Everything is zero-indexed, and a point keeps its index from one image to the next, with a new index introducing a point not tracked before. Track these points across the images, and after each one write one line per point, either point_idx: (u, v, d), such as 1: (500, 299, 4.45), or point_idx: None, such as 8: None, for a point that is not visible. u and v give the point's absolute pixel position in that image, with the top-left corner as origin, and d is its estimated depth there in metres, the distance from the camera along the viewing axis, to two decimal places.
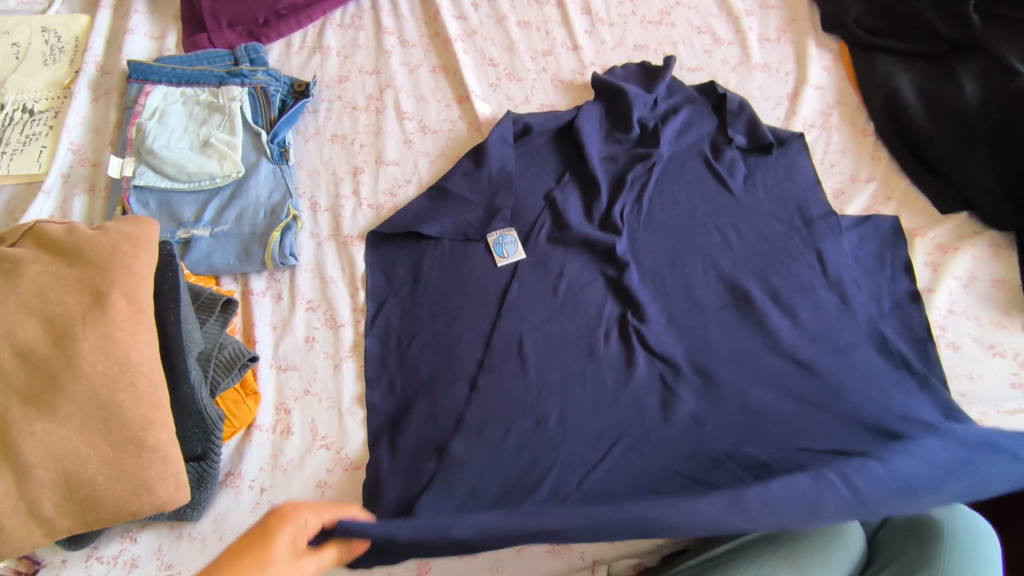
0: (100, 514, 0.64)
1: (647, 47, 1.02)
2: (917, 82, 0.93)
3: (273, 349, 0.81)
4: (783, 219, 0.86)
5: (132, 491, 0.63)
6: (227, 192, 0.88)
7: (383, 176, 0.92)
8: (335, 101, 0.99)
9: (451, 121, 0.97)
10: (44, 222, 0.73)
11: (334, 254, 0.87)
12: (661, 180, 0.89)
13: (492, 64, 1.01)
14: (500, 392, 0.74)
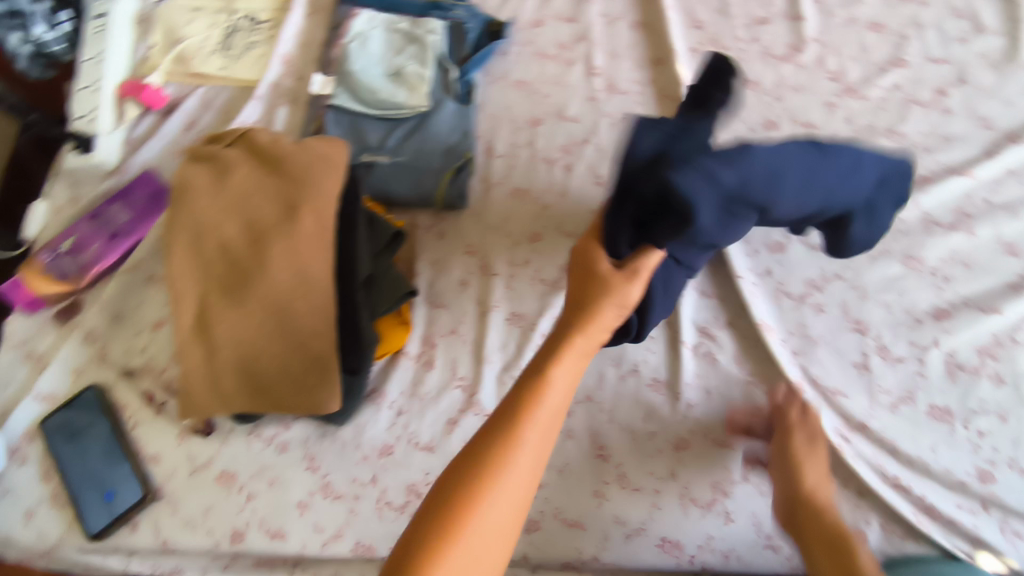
0: (266, 403, 0.72)
1: (883, 28, 0.90)
2: None
3: (430, 285, 0.84)
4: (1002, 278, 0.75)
5: (297, 390, 0.70)
6: (412, 124, 0.89)
7: (561, 131, 0.90)
8: (527, 46, 0.96)
9: (642, 83, 0.91)
10: (256, 129, 0.79)
11: (500, 202, 0.87)
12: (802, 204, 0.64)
13: (697, 27, 0.94)
14: (620, 404, 0.76)
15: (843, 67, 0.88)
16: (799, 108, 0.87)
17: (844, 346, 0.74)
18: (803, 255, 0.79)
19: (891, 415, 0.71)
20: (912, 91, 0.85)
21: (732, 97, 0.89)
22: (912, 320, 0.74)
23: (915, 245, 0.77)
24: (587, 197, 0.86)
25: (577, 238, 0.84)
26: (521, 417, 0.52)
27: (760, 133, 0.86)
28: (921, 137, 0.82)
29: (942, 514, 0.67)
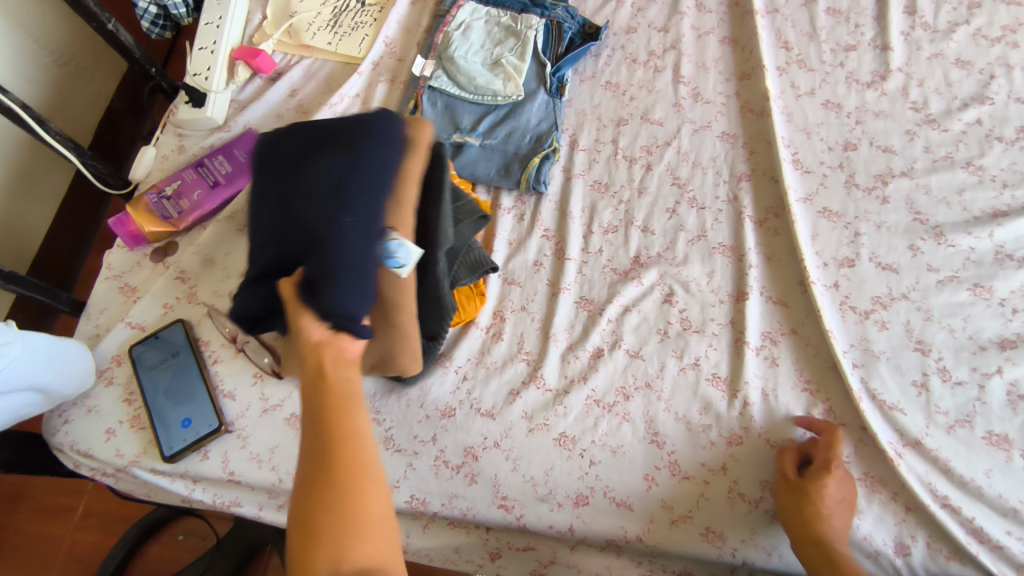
0: None
1: (971, 65, 0.92)
2: None
3: (505, 262, 0.88)
4: None
5: (381, 355, 0.75)
6: (504, 111, 0.95)
7: (644, 132, 0.94)
8: (618, 50, 1.01)
9: (727, 95, 0.95)
10: None
11: (579, 193, 0.91)
12: (361, 244, 0.59)
13: (785, 47, 0.97)
14: (678, 394, 0.78)
15: (926, 99, 0.91)
16: (879, 134, 0.90)
17: (906, 364, 0.76)
18: (872, 272, 0.81)
19: (946, 435, 0.72)
20: (995, 128, 0.87)
21: (813, 116, 0.92)
22: (976, 347, 0.75)
23: (986, 275, 0.79)
24: (664, 196, 0.89)
25: (651, 233, 0.87)
26: (330, 407, 0.48)
27: (838, 153, 0.89)
28: (999, 173, 0.84)
29: (991, 538, 0.67)
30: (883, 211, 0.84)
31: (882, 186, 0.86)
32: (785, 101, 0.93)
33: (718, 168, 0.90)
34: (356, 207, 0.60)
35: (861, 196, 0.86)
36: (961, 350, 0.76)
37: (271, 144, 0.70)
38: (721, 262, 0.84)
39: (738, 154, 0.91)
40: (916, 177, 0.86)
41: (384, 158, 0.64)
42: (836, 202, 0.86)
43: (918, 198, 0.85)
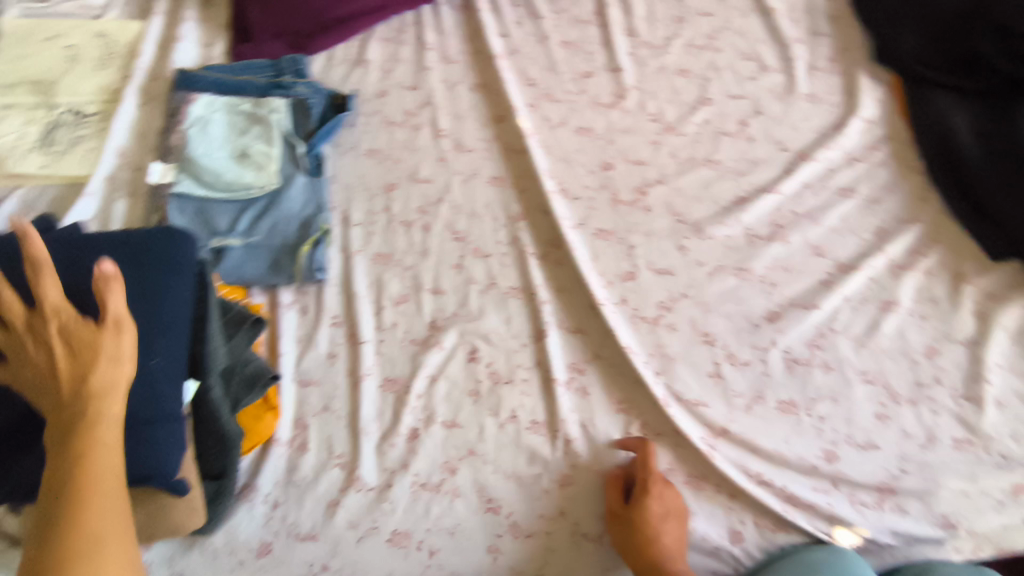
0: None
1: (690, 72, 1.00)
2: (972, 122, 0.90)
3: (296, 364, 0.81)
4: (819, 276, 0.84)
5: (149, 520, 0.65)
6: (262, 204, 0.88)
7: (416, 194, 0.92)
8: (374, 116, 0.99)
9: (487, 140, 0.96)
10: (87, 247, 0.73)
11: (362, 270, 0.87)
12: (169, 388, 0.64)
13: (531, 84, 1.00)
14: (503, 453, 0.76)
15: (662, 109, 0.97)
16: (630, 149, 0.94)
17: (698, 360, 0.80)
18: (651, 279, 0.85)
19: (747, 416, 0.76)
20: (721, 125, 0.96)
21: (570, 144, 0.95)
22: (752, 326, 0.81)
23: (743, 258, 0.85)
24: (447, 254, 0.88)
25: (443, 294, 0.85)
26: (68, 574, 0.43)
27: (598, 175, 0.92)
28: (733, 164, 0.92)
29: (802, 501, 0.72)
30: (648, 221, 0.88)
31: (643, 198, 0.90)
32: (541, 135, 0.96)
33: (493, 214, 0.91)
34: (165, 347, 0.64)
35: (627, 211, 0.89)
36: (739, 330, 0.81)
37: (11, 275, 0.64)
38: (516, 306, 0.84)
39: (509, 196, 0.92)
40: (670, 183, 0.91)
41: (179, 291, 0.67)
42: (607, 221, 0.89)
43: (676, 202, 0.90)
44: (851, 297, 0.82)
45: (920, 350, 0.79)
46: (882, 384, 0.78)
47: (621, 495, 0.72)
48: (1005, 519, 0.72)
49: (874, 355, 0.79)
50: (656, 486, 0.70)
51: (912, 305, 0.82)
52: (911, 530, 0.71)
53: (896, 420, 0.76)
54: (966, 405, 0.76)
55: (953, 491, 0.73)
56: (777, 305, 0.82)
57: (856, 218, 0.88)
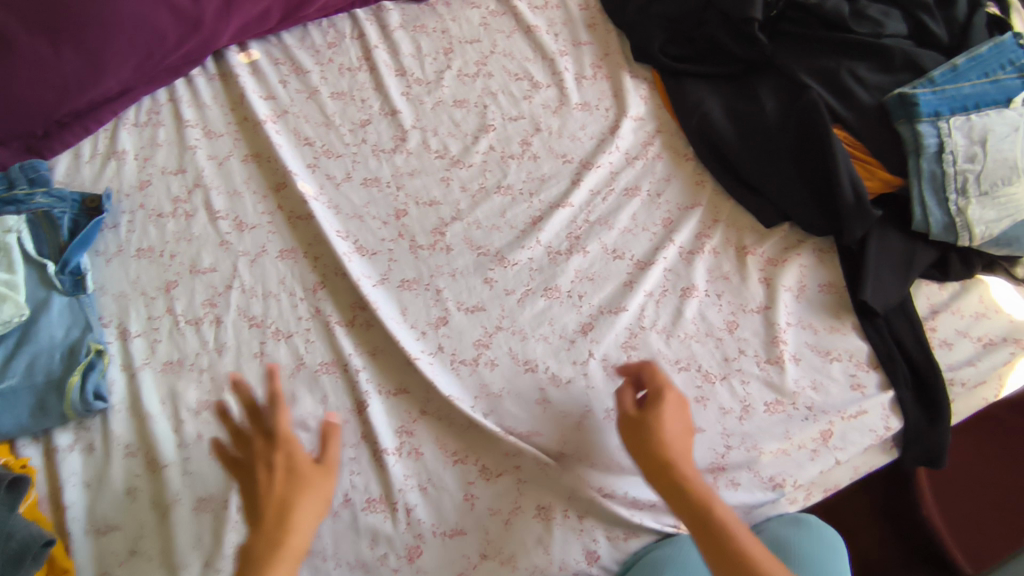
0: None
1: (466, 102, 1.01)
2: (723, 102, 0.96)
3: (88, 511, 0.70)
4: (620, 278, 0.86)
5: None
6: (13, 342, 0.76)
7: (200, 286, 0.85)
8: (138, 210, 0.90)
9: (270, 212, 0.91)
10: None
11: (151, 384, 0.78)
12: None
13: (307, 143, 0.96)
14: (343, 545, 0.71)
15: (446, 144, 0.97)
16: (420, 191, 0.93)
17: (523, 389, 0.79)
18: (464, 318, 0.83)
19: (579, 432, 0.77)
20: (505, 149, 0.97)
21: (358, 198, 0.92)
22: (568, 343, 0.82)
23: (548, 276, 0.86)
24: (246, 344, 0.81)
25: (248, 389, 0.78)
26: None
27: (392, 225, 0.90)
28: (523, 186, 0.93)
29: (644, 502, 0.74)
30: (451, 260, 0.87)
31: (441, 238, 0.89)
32: (327, 195, 0.92)
33: (289, 289, 0.85)
34: None
35: (427, 255, 0.87)
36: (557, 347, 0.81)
37: None
38: (330, 382, 0.79)
39: (303, 266, 0.87)
40: (466, 217, 0.90)
41: None
42: (409, 270, 0.86)
43: (474, 235, 0.89)
44: (652, 291, 0.85)
45: (722, 327, 0.83)
46: (695, 368, 0.81)
47: (634, 399, 0.69)
48: (821, 465, 0.77)
49: (683, 342, 0.82)
50: (669, 390, 0.68)
51: (707, 286, 0.86)
52: (747, 502, 0.75)
53: (713, 399, 0.79)
54: (770, 369, 0.81)
55: (774, 453, 0.76)
56: (588, 315, 0.84)
57: (643, 214, 0.92)
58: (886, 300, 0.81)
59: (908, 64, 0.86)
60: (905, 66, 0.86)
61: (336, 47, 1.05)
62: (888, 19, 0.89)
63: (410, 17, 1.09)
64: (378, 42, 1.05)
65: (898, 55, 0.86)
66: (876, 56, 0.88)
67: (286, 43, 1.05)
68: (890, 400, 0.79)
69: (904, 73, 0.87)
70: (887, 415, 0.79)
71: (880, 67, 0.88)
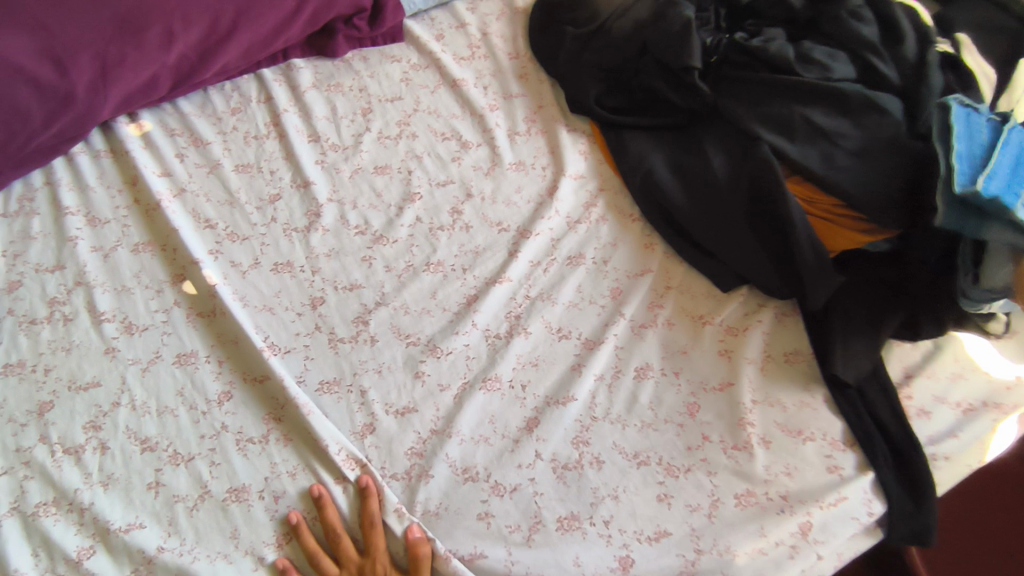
0: None
1: (388, 168, 0.91)
2: (667, 155, 0.90)
3: None
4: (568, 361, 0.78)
5: None
6: None
7: (80, 405, 0.73)
8: (6, 318, 0.77)
9: (165, 310, 0.79)
10: None
11: (19, 534, 0.66)
12: None
13: (210, 225, 0.86)
14: None
15: (367, 217, 0.87)
16: (339, 274, 0.82)
17: (465, 503, 0.69)
18: (393, 421, 0.73)
19: (530, 550, 0.67)
20: (433, 219, 0.88)
21: (268, 287, 0.81)
22: (511, 443, 0.72)
23: (487, 365, 0.77)
24: (138, 473, 0.70)
25: (141, 527, 0.67)
26: None
27: (308, 315, 0.79)
28: (455, 261, 0.84)
29: None
30: (376, 353, 0.77)
31: (365, 328, 0.79)
32: (232, 285, 0.81)
33: (188, 401, 0.74)
34: None
35: (349, 349, 0.77)
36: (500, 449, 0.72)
37: None
38: (241, 511, 0.68)
39: (205, 372, 0.76)
40: (392, 301, 0.81)
41: None
42: (329, 369, 0.76)
43: (402, 321, 0.79)
44: (603, 374, 0.77)
45: (682, 410, 0.75)
46: (655, 461, 0.73)
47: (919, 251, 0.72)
48: (801, 563, 0.70)
49: (641, 431, 0.74)
50: None
51: (662, 365, 0.78)
52: None
53: (678, 495, 0.71)
54: (739, 456, 0.73)
55: (750, 554, 0.68)
56: (533, 408, 0.75)
57: (589, 285, 0.84)
58: (859, 372, 0.75)
59: (868, 105, 0.78)
60: (865, 108, 0.78)
61: (240, 113, 0.95)
62: (835, 63, 0.83)
63: (323, 75, 0.99)
64: (288, 105, 0.96)
65: (854, 96, 0.79)
66: (830, 100, 0.80)
67: (183, 111, 0.94)
68: (872, 481, 0.72)
69: (866, 114, 0.78)
70: (869, 499, 0.72)
71: (837, 111, 0.80)
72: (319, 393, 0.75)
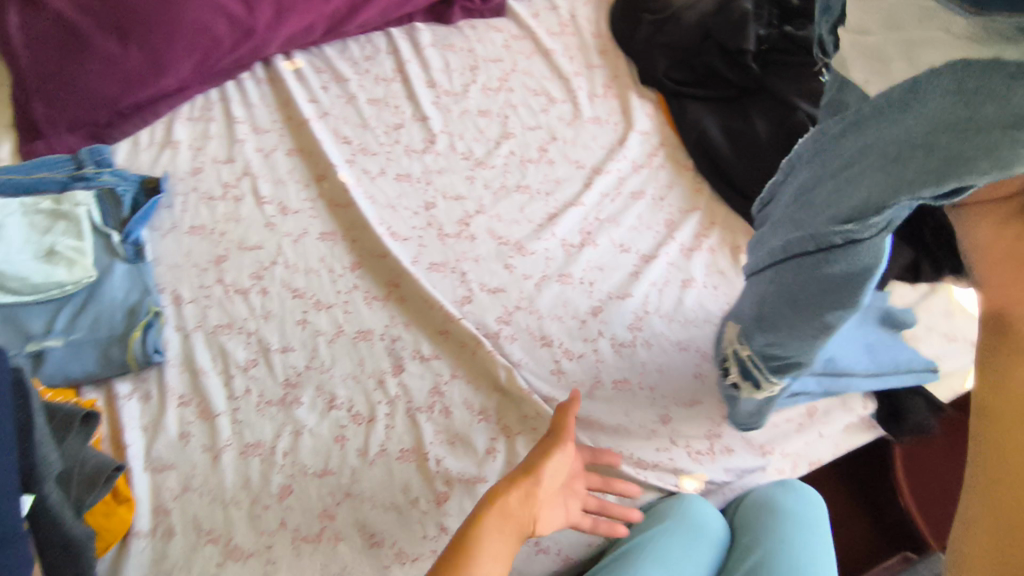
0: None
1: (490, 112, 1.12)
2: (720, 121, 1.08)
3: (146, 452, 0.80)
4: (628, 269, 0.97)
5: None
6: (80, 300, 0.85)
7: (247, 260, 0.94)
8: (191, 193, 0.99)
9: (311, 200, 1.00)
10: None
11: (203, 345, 0.87)
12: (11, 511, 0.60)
13: (346, 141, 1.06)
14: (378, 491, 0.79)
15: (471, 147, 1.08)
16: (448, 187, 1.03)
17: (540, 361, 0.88)
18: (486, 296, 0.93)
19: (589, 400, 0.86)
20: (524, 154, 1.08)
21: (391, 191, 1.02)
22: (579, 322, 0.91)
23: (563, 264, 0.96)
24: (290, 312, 0.90)
25: (292, 351, 0.88)
26: None
27: (422, 215, 1.00)
28: (540, 186, 1.04)
29: (649, 462, 0.83)
30: (475, 247, 0.97)
31: (467, 228, 0.99)
32: (363, 186, 1.02)
33: (329, 267, 0.94)
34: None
35: (454, 242, 0.97)
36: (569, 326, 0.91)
37: None
38: (367, 348, 0.88)
39: (341, 247, 0.96)
40: (489, 211, 1.01)
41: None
42: (437, 255, 0.96)
43: (496, 226, 0.99)
44: (656, 281, 0.95)
45: (718, 314, 0.93)
46: (693, 348, 0.91)
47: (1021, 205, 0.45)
48: (805, 437, 0.87)
49: (683, 326, 0.92)
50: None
51: (704, 279, 0.96)
52: (739, 465, 0.84)
53: (709, 375, 0.89)
54: None
55: (764, 425, 0.86)
56: (598, 299, 0.93)
57: (647, 214, 1.02)
58: (864, 296, 0.92)
59: None
60: None
61: (372, 59, 1.16)
62: None
63: (439, 37, 1.21)
64: (410, 57, 1.17)
65: None
66: None
67: (327, 54, 1.16)
68: None
69: None
70: (864, 396, 0.89)
71: None
72: (428, 268, 0.95)
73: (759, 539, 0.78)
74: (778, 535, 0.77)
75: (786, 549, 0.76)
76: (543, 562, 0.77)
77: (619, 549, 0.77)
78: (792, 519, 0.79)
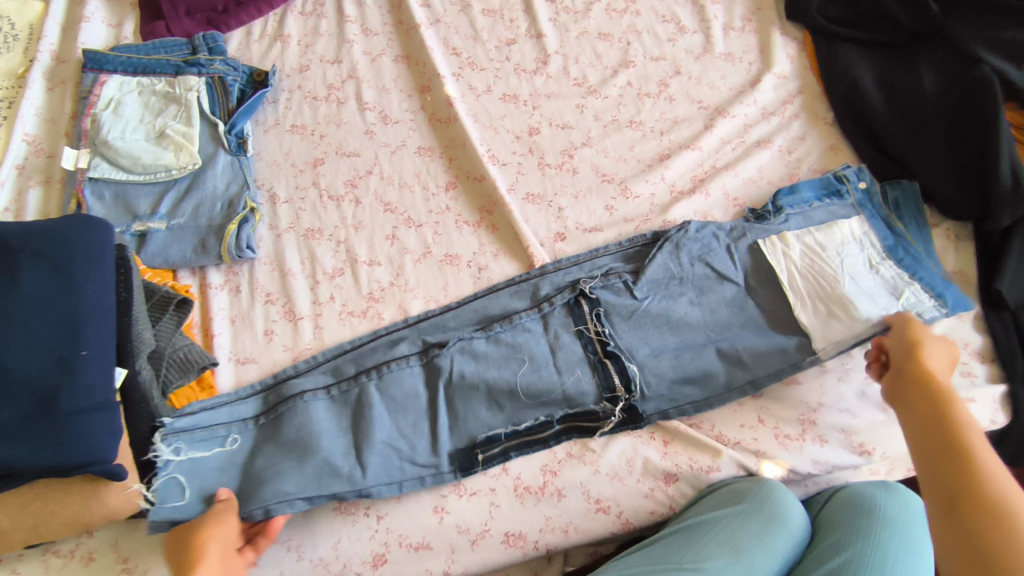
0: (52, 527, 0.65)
1: (611, 36, 1.02)
2: (876, 70, 0.94)
3: (232, 343, 0.81)
4: None
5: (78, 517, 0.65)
6: (184, 185, 0.86)
7: (343, 166, 0.92)
8: (296, 91, 0.97)
9: (413, 111, 0.96)
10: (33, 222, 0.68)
11: (293, 246, 0.87)
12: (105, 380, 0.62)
13: (454, 52, 1.00)
14: None
15: (585, 73, 0.99)
16: (555, 114, 0.96)
17: None
18: (581, 236, 0.87)
19: None
20: (642, 86, 0.98)
21: (495, 111, 0.96)
22: None
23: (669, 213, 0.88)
24: (380, 225, 0.88)
25: (378, 265, 0.86)
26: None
27: (525, 140, 0.94)
28: (656, 124, 0.95)
29: (730, 438, 0.77)
30: (575, 182, 0.91)
31: (570, 160, 0.92)
32: (466, 103, 0.96)
33: (423, 184, 0.91)
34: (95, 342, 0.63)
35: (554, 174, 0.91)
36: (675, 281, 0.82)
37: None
38: (453, 273, 0.85)
39: (437, 165, 0.92)
40: (595, 145, 0.93)
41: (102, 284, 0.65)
42: (535, 185, 0.91)
43: (602, 162, 0.92)
44: None
45: None
46: None
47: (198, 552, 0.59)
48: None
49: None
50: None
51: None
52: (831, 460, 0.76)
53: None
54: None
55: (870, 421, 0.78)
56: None
57: (772, 169, 0.92)
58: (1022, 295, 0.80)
59: None
60: None
61: None
62: None
63: None
64: None
65: None
66: None
67: None
68: (1001, 394, 0.78)
69: None
70: (995, 409, 0.78)
71: None
72: (523, 198, 0.90)
73: (850, 542, 0.68)
74: (876, 544, 0.67)
75: (887, 559, 0.66)
76: (601, 521, 0.74)
77: (682, 525, 0.72)
78: (893, 530, 0.69)
